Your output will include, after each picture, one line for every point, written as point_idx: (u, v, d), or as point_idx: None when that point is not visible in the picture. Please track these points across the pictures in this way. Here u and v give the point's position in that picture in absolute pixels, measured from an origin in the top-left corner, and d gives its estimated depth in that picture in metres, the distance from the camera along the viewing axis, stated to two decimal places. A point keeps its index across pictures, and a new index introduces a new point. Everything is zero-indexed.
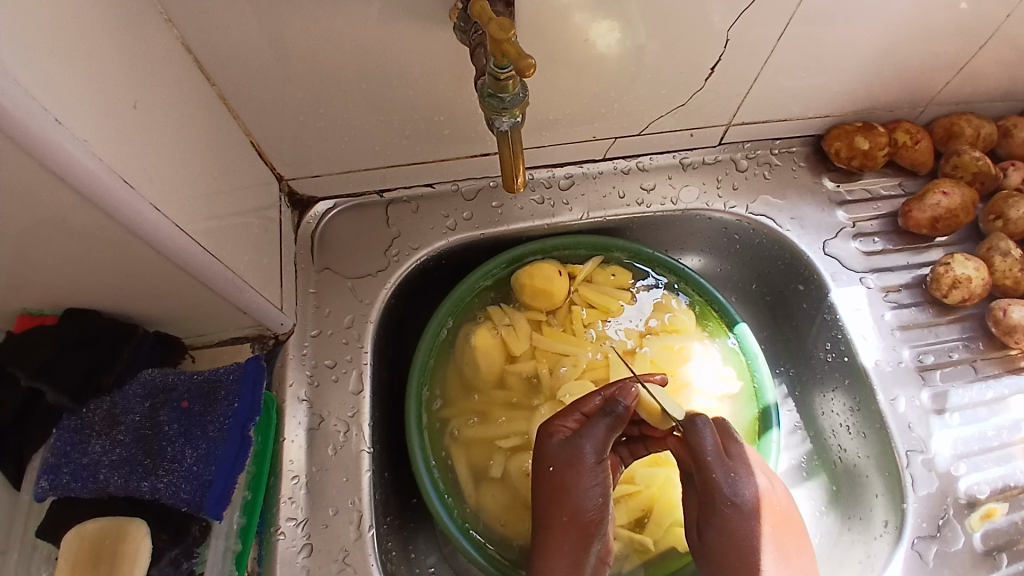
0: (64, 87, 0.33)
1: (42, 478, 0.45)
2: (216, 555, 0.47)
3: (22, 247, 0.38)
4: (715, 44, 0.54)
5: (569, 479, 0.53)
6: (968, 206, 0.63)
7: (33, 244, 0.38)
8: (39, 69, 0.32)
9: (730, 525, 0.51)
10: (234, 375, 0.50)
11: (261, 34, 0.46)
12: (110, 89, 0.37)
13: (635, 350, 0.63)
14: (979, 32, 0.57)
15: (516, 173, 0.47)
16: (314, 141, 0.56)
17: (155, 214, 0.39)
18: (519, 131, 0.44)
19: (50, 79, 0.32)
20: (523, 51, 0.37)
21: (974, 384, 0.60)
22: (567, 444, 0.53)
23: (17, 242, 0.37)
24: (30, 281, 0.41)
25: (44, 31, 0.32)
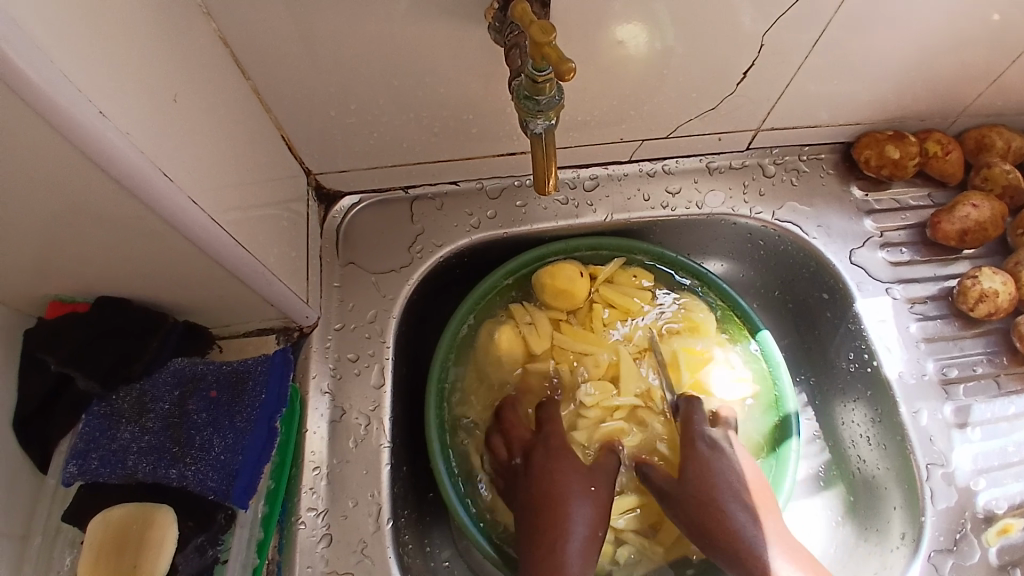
0: (106, 79, 0.33)
1: (70, 463, 0.46)
2: (241, 543, 0.48)
3: (62, 235, 0.38)
4: (748, 49, 0.54)
5: (561, 490, 0.54)
6: (997, 219, 0.63)
7: (73, 232, 0.38)
8: (84, 60, 0.32)
9: (700, 494, 0.55)
10: (262, 366, 0.50)
11: (297, 28, 0.46)
12: (150, 79, 0.37)
13: (648, 352, 0.62)
14: (1021, 43, 0.57)
15: (547, 174, 0.47)
16: (343, 136, 0.56)
17: (191, 207, 0.39)
18: (553, 133, 0.44)
19: (96, 72, 0.33)
20: (564, 54, 0.36)
21: (997, 399, 0.59)
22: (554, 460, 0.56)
23: (56, 230, 0.38)
24: (66, 269, 0.42)
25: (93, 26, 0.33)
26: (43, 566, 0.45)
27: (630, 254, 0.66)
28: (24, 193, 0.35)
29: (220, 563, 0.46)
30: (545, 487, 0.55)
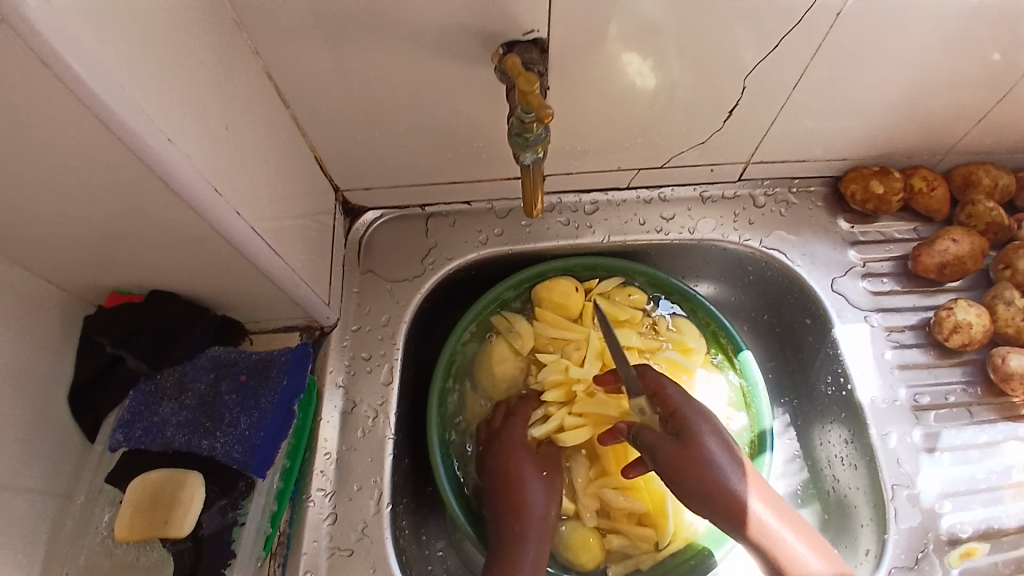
0: (173, 110, 0.41)
1: (117, 431, 0.54)
2: (256, 510, 0.54)
3: (123, 241, 0.46)
4: (736, 86, 0.59)
5: (518, 480, 0.62)
6: (977, 254, 0.66)
7: (131, 239, 0.45)
8: (158, 96, 0.39)
9: (695, 471, 0.55)
10: (284, 357, 0.57)
11: (331, 66, 0.53)
12: (209, 109, 0.45)
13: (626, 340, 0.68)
14: (998, 87, 0.61)
15: (535, 199, 0.53)
16: (368, 158, 0.63)
17: (234, 217, 0.47)
18: (540, 165, 0.50)
19: (167, 104, 0.40)
20: (544, 101, 0.43)
21: (968, 427, 0.62)
22: (512, 452, 0.63)
23: (118, 236, 0.45)
24: (126, 267, 0.49)
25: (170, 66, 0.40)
26: (84, 521, 0.51)
27: (627, 275, 0.71)
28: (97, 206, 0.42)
29: (238, 525, 0.53)
30: (507, 477, 0.62)
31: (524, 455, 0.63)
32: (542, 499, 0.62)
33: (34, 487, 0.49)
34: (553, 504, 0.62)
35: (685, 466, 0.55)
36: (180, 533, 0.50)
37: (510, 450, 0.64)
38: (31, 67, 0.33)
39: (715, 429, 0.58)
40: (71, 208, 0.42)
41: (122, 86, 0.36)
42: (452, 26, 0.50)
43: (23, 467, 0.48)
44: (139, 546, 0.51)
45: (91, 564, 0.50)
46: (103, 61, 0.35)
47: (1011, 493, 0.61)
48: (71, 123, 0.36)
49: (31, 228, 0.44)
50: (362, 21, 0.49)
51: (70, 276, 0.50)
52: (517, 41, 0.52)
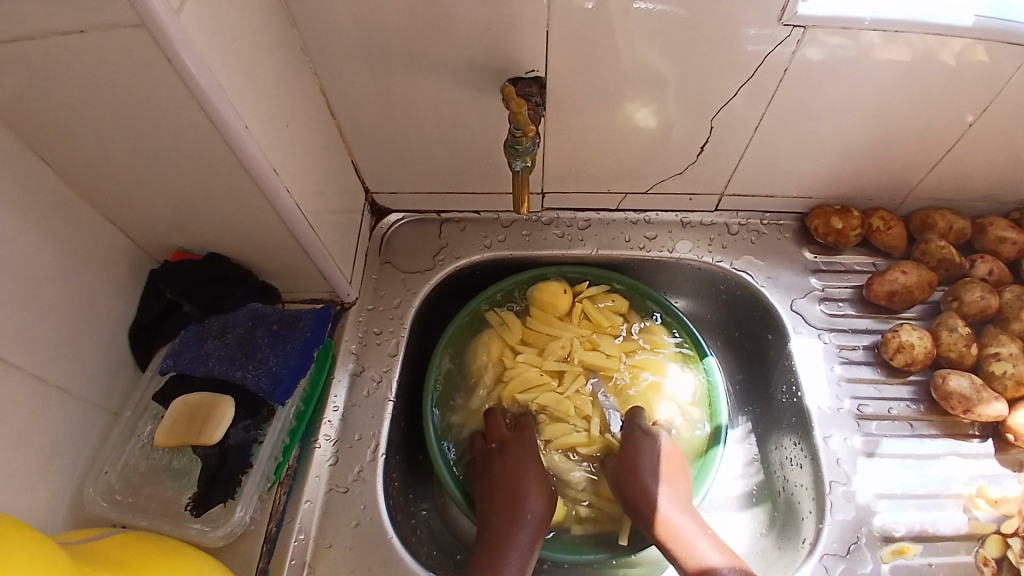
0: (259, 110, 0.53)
1: (167, 358, 0.63)
2: (273, 437, 0.63)
3: (192, 207, 0.58)
4: (705, 126, 0.70)
5: (519, 483, 0.68)
6: (924, 285, 0.74)
7: (198, 206, 0.57)
8: (252, 95, 0.51)
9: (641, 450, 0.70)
10: (311, 313, 0.67)
11: (378, 85, 0.65)
12: (280, 108, 0.57)
13: (597, 345, 0.77)
14: (945, 137, 0.70)
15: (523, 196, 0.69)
16: (396, 166, 0.76)
17: (290, 198, 0.58)
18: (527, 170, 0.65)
19: (258, 102, 0.53)
20: (528, 119, 0.59)
21: (908, 438, 0.69)
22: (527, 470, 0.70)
23: (188, 203, 0.57)
24: (191, 234, 0.61)
25: (263, 75, 0.53)
26: (129, 431, 0.61)
27: (608, 283, 0.81)
28: (177, 176, 0.54)
29: (257, 443, 0.62)
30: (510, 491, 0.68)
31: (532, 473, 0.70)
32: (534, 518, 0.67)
33: (92, 398, 0.59)
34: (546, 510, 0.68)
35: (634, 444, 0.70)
36: (211, 439, 0.58)
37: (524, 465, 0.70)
38: (156, 63, 0.43)
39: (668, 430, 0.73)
40: (155, 172, 0.53)
41: (223, 87, 0.47)
42: (476, 60, 0.63)
43: (85, 379, 0.58)
44: (172, 452, 0.60)
45: (131, 466, 0.60)
46: (209, 66, 0.45)
47: (949, 502, 0.66)
48: (176, 108, 0.47)
49: (121, 185, 0.55)
50: (406, 54, 0.62)
51: (146, 234, 0.61)
52: (520, 76, 0.64)
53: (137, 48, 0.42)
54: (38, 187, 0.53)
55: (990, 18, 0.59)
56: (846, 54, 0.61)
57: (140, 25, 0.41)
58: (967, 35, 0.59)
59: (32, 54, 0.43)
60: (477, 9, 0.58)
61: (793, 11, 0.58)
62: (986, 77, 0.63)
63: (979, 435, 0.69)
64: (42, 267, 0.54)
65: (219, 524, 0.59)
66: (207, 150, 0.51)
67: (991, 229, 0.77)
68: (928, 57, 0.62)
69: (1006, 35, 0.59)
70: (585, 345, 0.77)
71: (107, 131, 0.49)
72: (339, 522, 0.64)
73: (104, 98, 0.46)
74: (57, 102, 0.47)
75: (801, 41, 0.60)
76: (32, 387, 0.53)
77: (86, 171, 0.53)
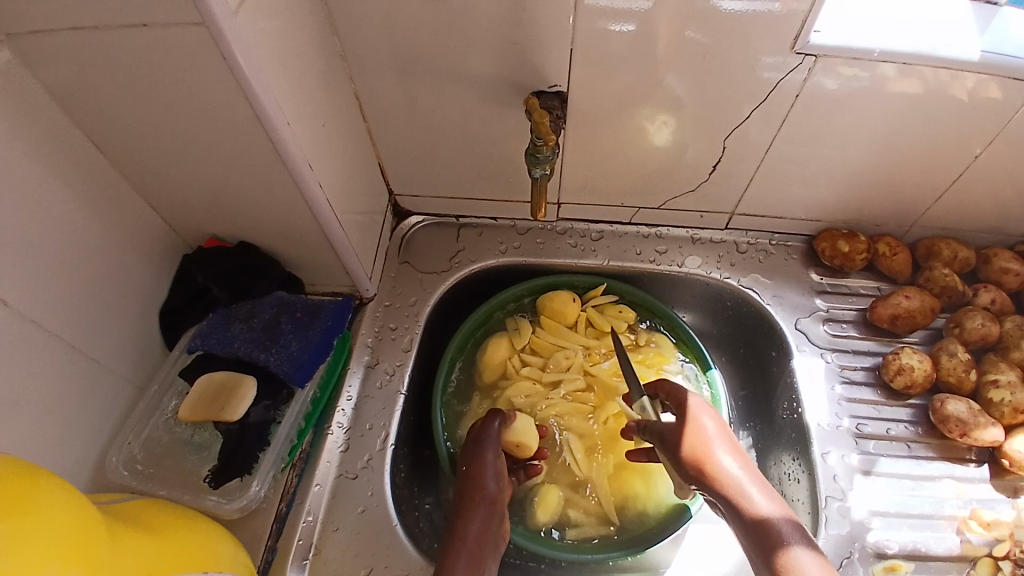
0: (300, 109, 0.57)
1: (196, 338, 0.66)
2: (289, 421, 0.66)
3: (228, 198, 0.61)
4: (718, 146, 0.73)
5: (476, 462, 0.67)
6: (927, 310, 0.75)
7: (235, 196, 0.61)
8: (294, 95, 0.55)
9: (693, 438, 0.62)
10: (332, 304, 0.71)
11: (409, 91, 0.69)
12: (318, 109, 0.60)
13: (600, 358, 0.80)
14: (951, 168, 0.73)
15: (541, 203, 0.72)
16: (420, 170, 0.79)
17: (322, 194, 0.62)
18: (546, 178, 0.69)
19: (299, 101, 0.56)
20: (549, 127, 0.63)
21: (905, 459, 0.70)
22: (475, 474, 0.67)
23: (225, 193, 0.60)
24: (225, 223, 0.65)
25: (304, 77, 0.57)
26: (153, 406, 0.64)
27: (617, 294, 0.83)
28: (217, 168, 0.57)
29: (275, 423, 0.64)
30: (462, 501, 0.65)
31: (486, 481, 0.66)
32: (481, 527, 0.63)
33: (121, 372, 0.62)
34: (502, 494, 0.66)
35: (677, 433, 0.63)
36: (232, 417, 0.62)
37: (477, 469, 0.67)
38: (212, 60, 0.47)
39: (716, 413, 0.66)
40: (198, 161, 0.57)
41: (269, 85, 0.50)
42: (503, 73, 0.66)
43: (117, 354, 0.62)
44: (195, 426, 0.63)
45: (154, 438, 0.63)
46: (259, 66, 0.49)
47: (943, 523, 0.67)
48: (225, 103, 0.50)
49: (164, 172, 0.58)
50: (438, 64, 0.66)
51: (183, 220, 0.65)
52: (543, 91, 0.68)
53: (194, 45, 0.46)
54: (89, 170, 0.56)
55: (996, 54, 0.61)
56: (856, 83, 0.64)
57: (201, 24, 0.44)
58: (975, 70, 0.62)
59: (98, 47, 0.47)
60: (508, 25, 0.61)
61: (806, 40, 0.61)
62: (992, 111, 0.66)
63: (976, 460, 0.71)
64: (87, 245, 0.58)
65: (235, 497, 0.61)
66: (249, 143, 0.54)
67: (995, 260, 0.79)
68: (936, 89, 0.64)
69: (1013, 72, 0.62)
70: (589, 358, 0.79)
71: (158, 121, 0.53)
72: (347, 506, 0.66)
73: (158, 90, 0.50)
74: (116, 91, 0.50)
75: (811, 69, 0.63)
76: (66, 356, 0.56)
77: (134, 156, 0.57)
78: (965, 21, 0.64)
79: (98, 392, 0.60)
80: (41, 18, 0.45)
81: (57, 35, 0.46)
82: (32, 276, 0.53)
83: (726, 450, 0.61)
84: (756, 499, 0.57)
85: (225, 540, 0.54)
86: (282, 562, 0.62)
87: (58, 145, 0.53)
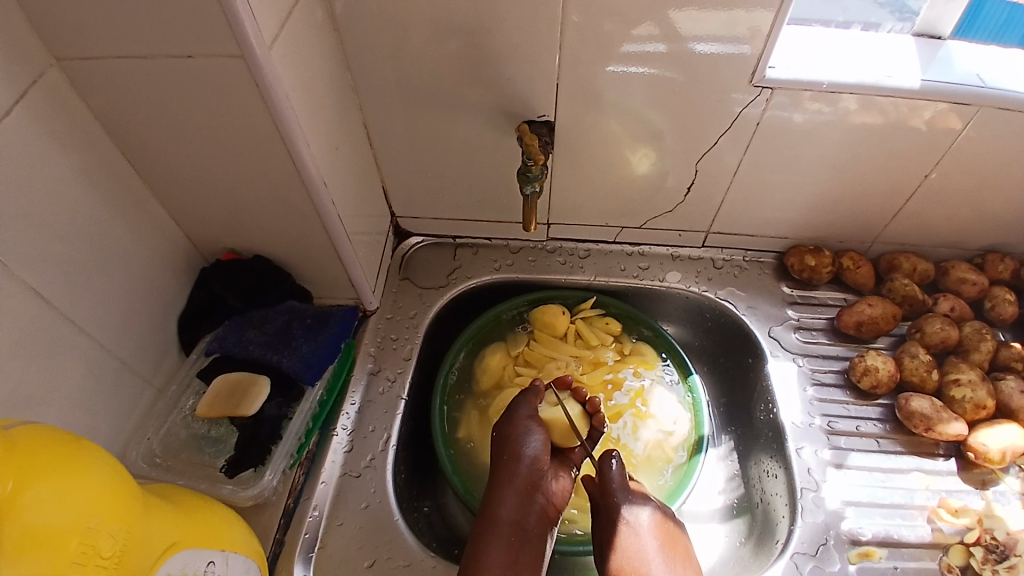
0: (319, 132, 0.64)
1: (213, 341, 0.72)
2: (299, 421, 0.71)
3: (248, 214, 0.68)
4: (690, 170, 0.80)
5: (515, 437, 0.70)
6: (889, 317, 0.82)
7: (254, 212, 0.67)
8: (313, 120, 0.62)
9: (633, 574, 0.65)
10: (339, 312, 0.77)
11: (413, 120, 0.77)
12: (332, 133, 0.67)
13: (590, 370, 0.84)
14: (905, 187, 0.80)
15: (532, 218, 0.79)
16: (421, 193, 0.86)
17: (335, 211, 0.68)
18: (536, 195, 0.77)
19: (318, 126, 0.63)
20: (537, 147, 0.72)
21: (874, 453, 0.76)
22: (513, 448, 0.69)
23: (245, 209, 0.67)
24: (242, 236, 0.71)
25: (322, 105, 0.64)
26: (172, 405, 0.69)
27: (604, 307, 0.89)
28: (239, 185, 0.64)
29: (287, 419, 0.70)
30: (501, 479, 0.68)
31: (524, 454, 0.69)
32: (518, 508, 0.66)
33: (142, 372, 0.67)
34: (541, 462, 0.69)
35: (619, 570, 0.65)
36: (248, 412, 0.67)
37: (517, 444, 0.69)
38: (247, 86, 0.54)
39: (652, 528, 0.67)
40: (223, 179, 0.64)
41: (294, 109, 0.58)
42: (498, 104, 0.74)
43: (140, 356, 0.67)
44: (210, 422, 0.69)
45: (172, 433, 0.68)
46: (287, 92, 0.56)
47: (915, 512, 0.72)
48: (254, 124, 0.57)
49: (191, 189, 0.65)
50: (439, 96, 0.74)
51: (205, 234, 0.71)
52: (533, 120, 0.76)
53: (233, 73, 0.53)
54: (125, 186, 0.63)
55: (936, 82, 0.69)
56: (822, 116, 0.72)
57: (240, 55, 0.51)
58: (919, 97, 0.70)
59: (145, 76, 0.54)
60: (502, 61, 0.69)
61: (762, 73, 0.69)
62: (937, 134, 0.73)
63: (943, 454, 0.76)
64: (121, 254, 0.63)
65: (249, 486, 0.66)
66: (272, 162, 0.61)
67: (953, 271, 0.86)
68: (888, 116, 0.72)
69: (955, 98, 0.69)
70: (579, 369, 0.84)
71: (189, 142, 0.60)
72: (349, 503, 0.70)
73: (194, 115, 0.57)
74: (156, 115, 0.57)
75: (768, 102, 0.71)
76: (97, 354, 0.61)
77: (165, 174, 0.64)
78: (911, 57, 0.72)
79: (122, 389, 0.65)
80: (98, 51, 0.52)
81: (109, 66, 0.53)
82: (72, 280, 0.58)
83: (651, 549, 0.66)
84: None
85: (242, 526, 0.59)
86: (289, 554, 0.66)
87: (99, 163, 0.60)
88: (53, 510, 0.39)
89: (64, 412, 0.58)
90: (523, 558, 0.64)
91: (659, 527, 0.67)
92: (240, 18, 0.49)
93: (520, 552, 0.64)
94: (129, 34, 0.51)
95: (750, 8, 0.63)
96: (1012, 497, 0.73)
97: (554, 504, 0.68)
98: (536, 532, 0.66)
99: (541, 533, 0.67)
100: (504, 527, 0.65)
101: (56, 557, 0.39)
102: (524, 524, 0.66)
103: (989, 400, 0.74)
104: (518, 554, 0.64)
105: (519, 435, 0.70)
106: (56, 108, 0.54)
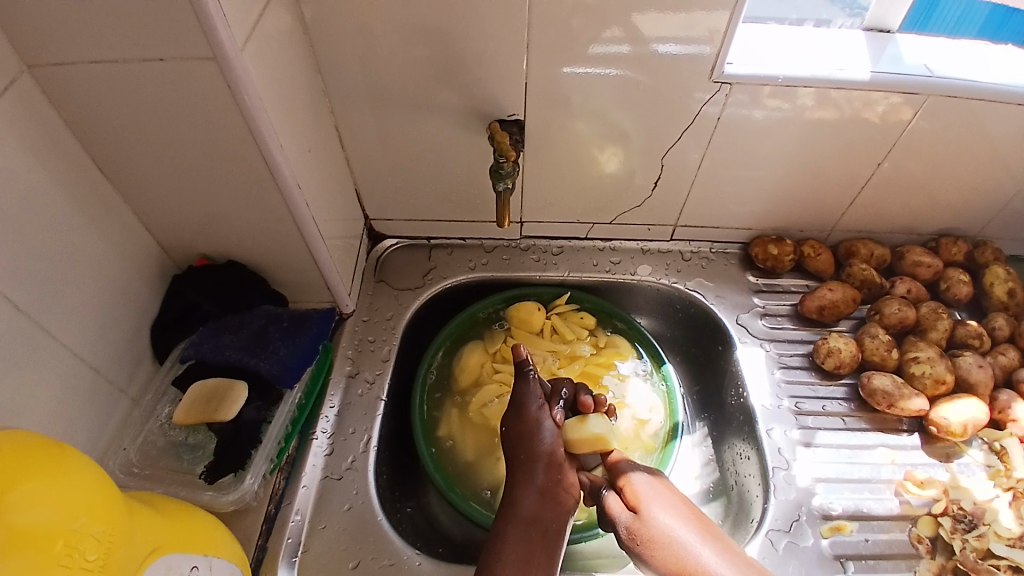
0: (291, 136, 0.65)
1: (189, 347, 0.72)
2: (277, 425, 0.71)
3: (219, 218, 0.68)
4: (656, 166, 0.82)
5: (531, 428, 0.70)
6: (849, 300, 0.85)
7: (225, 217, 0.68)
8: (286, 124, 0.63)
9: (663, 546, 0.61)
10: (315, 314, 0.78)
11: (384, 123, 0.78)
12: (304, 137, 0.68)
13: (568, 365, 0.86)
14: (859, 176, 0.84)
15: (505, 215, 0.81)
16: (394, 195, 0.87)
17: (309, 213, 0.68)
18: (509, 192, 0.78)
19: (290, 128, 0.64)
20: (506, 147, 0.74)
21: (841, 431, 0.79)
22: (529, 444, 0.69)
23: (216, 214, 0.67)
24: (214, 241, 0.71)
25: (293, 108, 0.65)
26: (148, 412, 0.69)
27: (578, 303, 0.91)
28: (210, 191, 0.65)
29: (266, 422, 0.70)
30: (519, 477, 0.67)
31: (539, 448, 0.68)
32: (538, 504, 0.65)
33: (118, 381, 0.67)
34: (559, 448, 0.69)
35: (647, 548, 0.61)
36: (226, 417, 0.68)
37: (529, 440, 0.69)
38: (219, 89, 0.54)
39: (668, 500, 0.65)
40: (193, 184, 0.64)
41: (266, 112, 0.58)
42: (468, 105, 0.75)
43: (115, 364, 0.67)
44: (189, 428, 0.69)
45: (149, 441, 0.68)
46: (259, 95, 0.57)
47: (883, 486, 0.75)
48: (227, 128, 0.58)
49: (160, 196, 0.65)
50: (409, 99, 0.75)
51: (177, 240, 0.71)
52: (503, 119, 0.77)
53: (205, 75, 0.53)
54: (95, 193, 0.63)
55: (885, 75, 0.72)
56: (779, 112, 0.75)
57: (212, 58, 0.52)
58: (868, 88, 0.73)
59: (113, 82, 0.54)
60: (470, 62, 0.71)
61: (721, 70, 0.71)
62: (888, 125, 0.77)
63: (907, 429, 0.79)
64: (95, 261, 0.63)
65: (230, 490, 0.66)
66: (245, 166, 0.62)
67: (907, 255, 0.89)
68: (841, 107, 0.75)
69: (903, 88, 0.72)
70: (557, 364, 0.85)
71: (159, 148, 0.60)
72: (333, 505, 0.70)
73: (163, 120, 0.57)
74: (125, 120, 0.58)
75: (727, 97, 0.74)
76: (71, 363, 0.61)
77: (136, 181, 0.64)
78: (862, 51, 0.76)
79: (97, 397, 0.64)
80: (63, 56, 0.52)
81: (77, 72, 0.54)
82: (45, 289, 0.58)
83: (668, 504, 0.64)
84: (688, 541, 0.60)
85: (222, 530, 0.59)
86: (272, 558, 0.66)
87: (69, 169, 0.59)
88: (35, 513, 0.39)
89: (41, 422, 0.58)
90: (542, 555, 0.62)
91: (676, 501, 0.65)
92: (213, 21, 0.49)
93: (537, 549, 0.63)
94: (97, 38, 0.51)
95: (708, 10, 0.66)
96: (976, 469, 0.76)
97: (573, 495, 0.67)
98: (552, 527, 0.64)
99: (559, 529, 0.64)
100: (523, 524, 0.64)
101: (40, 558, 0.39)
102: (544, 521, 0.64)
103: (948, 375, 0.77)
104: (535, 551, 0.62)
105: (532, 429, 0.69)
106: (25, 115, 0.54)
